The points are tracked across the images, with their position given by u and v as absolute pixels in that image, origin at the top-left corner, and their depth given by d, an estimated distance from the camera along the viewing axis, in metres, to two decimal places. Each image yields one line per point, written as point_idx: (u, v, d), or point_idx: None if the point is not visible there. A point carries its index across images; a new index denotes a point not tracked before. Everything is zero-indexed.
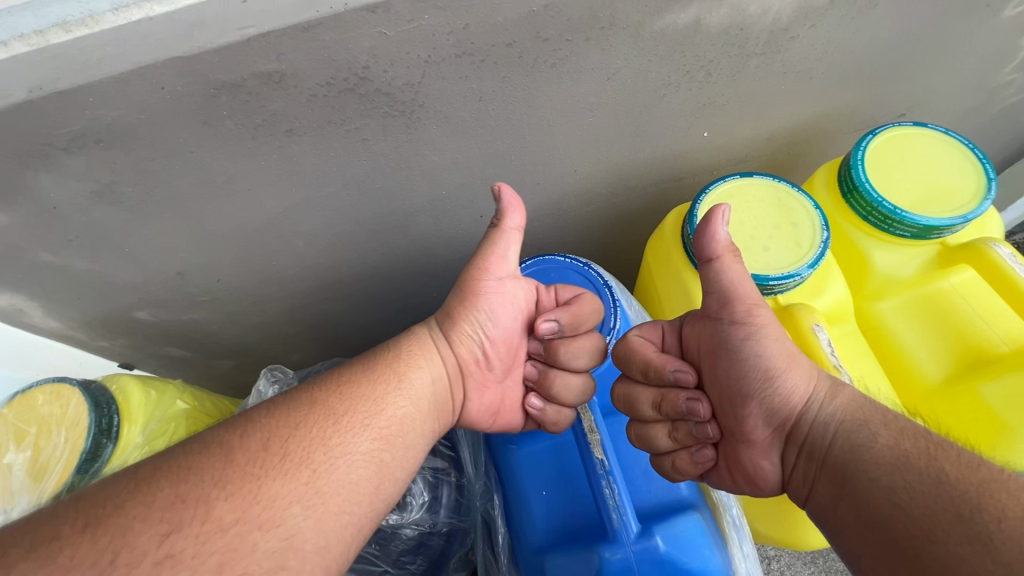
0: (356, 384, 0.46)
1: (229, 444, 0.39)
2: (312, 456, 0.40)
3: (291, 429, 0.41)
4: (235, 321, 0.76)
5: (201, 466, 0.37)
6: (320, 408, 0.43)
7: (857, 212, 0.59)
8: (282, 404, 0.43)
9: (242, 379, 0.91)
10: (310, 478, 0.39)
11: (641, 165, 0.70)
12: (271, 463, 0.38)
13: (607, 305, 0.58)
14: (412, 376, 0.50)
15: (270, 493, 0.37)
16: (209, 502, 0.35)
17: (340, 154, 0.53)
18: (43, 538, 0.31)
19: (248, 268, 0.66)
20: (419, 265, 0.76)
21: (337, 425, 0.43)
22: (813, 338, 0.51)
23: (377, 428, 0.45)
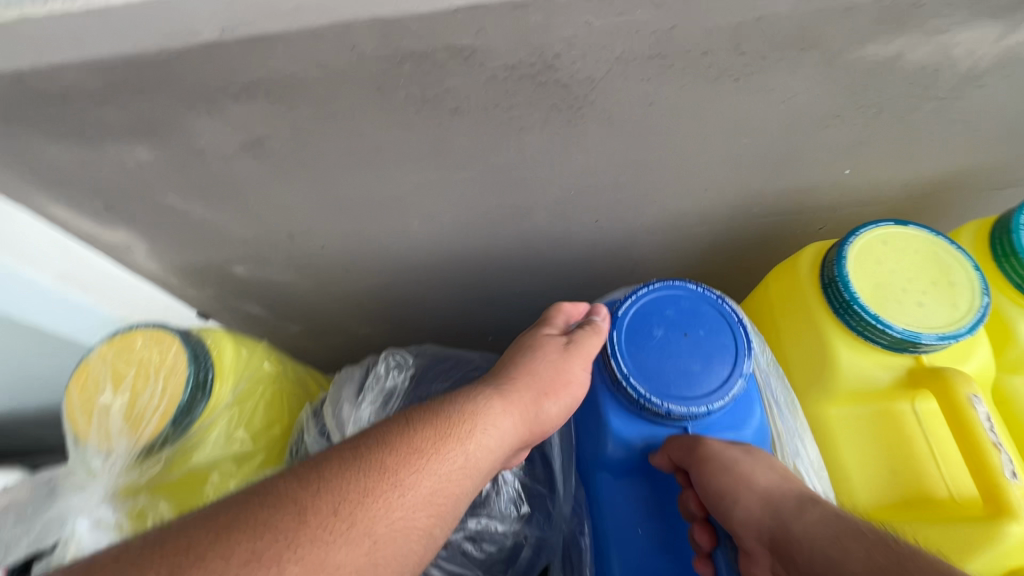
0: (421, 440, 0.41)
1: (302, 501, 0.35)
2: (374, 526, 0.36)
3: (356, 489, 0.36)
4: (321, 288, 0.75)
5: (275, 523, 0.33)
6: (384, 469, 0.38)
7: (1009, 278, 0.56)
8: (337, 460, 0.38)
9: (306, 345, 0.90)
10: (372, 550, 0.35)
11: (770, 194, 0.67)
12: (332, 532, 0.34)
13: (741, 345, 0.54)
14: (476, 447, 0.44)
15: (336, 561, 0.34)
16: (281, 561, 0.32)
17: (492, 139, 0.51)
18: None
19: (355, 238, 0.64)
20: (516, 259, 0.74)
21: (400, 494, 0.38)
22: (971, 411, 0.48)
23: (433, 497, 0.39)
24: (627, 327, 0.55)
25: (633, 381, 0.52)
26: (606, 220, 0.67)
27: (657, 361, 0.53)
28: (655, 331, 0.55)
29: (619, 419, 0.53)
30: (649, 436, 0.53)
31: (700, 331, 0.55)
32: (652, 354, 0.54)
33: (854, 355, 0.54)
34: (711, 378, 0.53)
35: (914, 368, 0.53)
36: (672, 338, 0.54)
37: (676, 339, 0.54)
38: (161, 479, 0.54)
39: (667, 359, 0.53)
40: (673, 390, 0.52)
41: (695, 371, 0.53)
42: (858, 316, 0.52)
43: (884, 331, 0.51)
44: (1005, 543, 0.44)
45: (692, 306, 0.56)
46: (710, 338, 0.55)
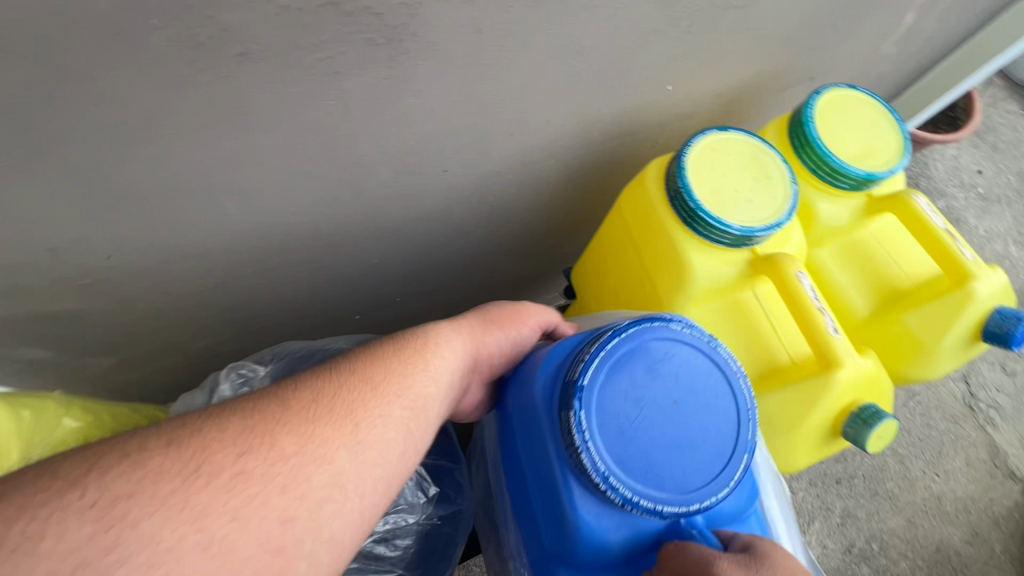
0: (393, 346, 0.44)
1: (288, 397, 0.37)
2: (355, 413, 0.37)
3: (331, 385, 0.38)
4: (126, 308, 0.60)
5: (262, 408, 0.35)
6: (362, 370, 0.40)
7: (807, 165, 0.65)
8: (314, 371, 0.39)
9: (130, 378, 0.73)
10: (355, 432, 0.36)
11: (609, 119, 0.68)
12: (311, 415, 0.36)
13: (743, 408, 0.46)
14: (439, 356, 0.45)
15: (323, 439, 0.35)
16: (277, 434, 0.34)
17: (303, 90, 0.42)
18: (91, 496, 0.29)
19: (154, 237, 0.51)
20: (368, 227, 0.66)
21: (377, 389, 0.40)
22: (797, 284, 0.56)
23: (408, 393, 0.41)
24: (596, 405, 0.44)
25: (615, 482, 0.43)
26: (456, 168, 0.62)
27: (638, 445, 0.44)
28: (629, 401, 0.45)
29: (589, 517, 0.44)
30: (628, 537, 0.44)
31: (690, 394, 0.46)
32: (633, 438, 0.44)
33: (702, 258, 0.58)
34: (706, 461, 0.45)
35: (751, 259, 0.59)
36: (654, 408, 0.45)
37: (662, 408, 0.45)
38: None
39: (650, 441, 0.44)
40: (665, 483, 0.44)
41: (686, 456, 0.45)
42: (703, 221, 0.56)
43: (724, 231, 0.56)
44: (836, 386, 0.54)
45: (672, 356, 0.47)
46: (701, 402, 0.46)
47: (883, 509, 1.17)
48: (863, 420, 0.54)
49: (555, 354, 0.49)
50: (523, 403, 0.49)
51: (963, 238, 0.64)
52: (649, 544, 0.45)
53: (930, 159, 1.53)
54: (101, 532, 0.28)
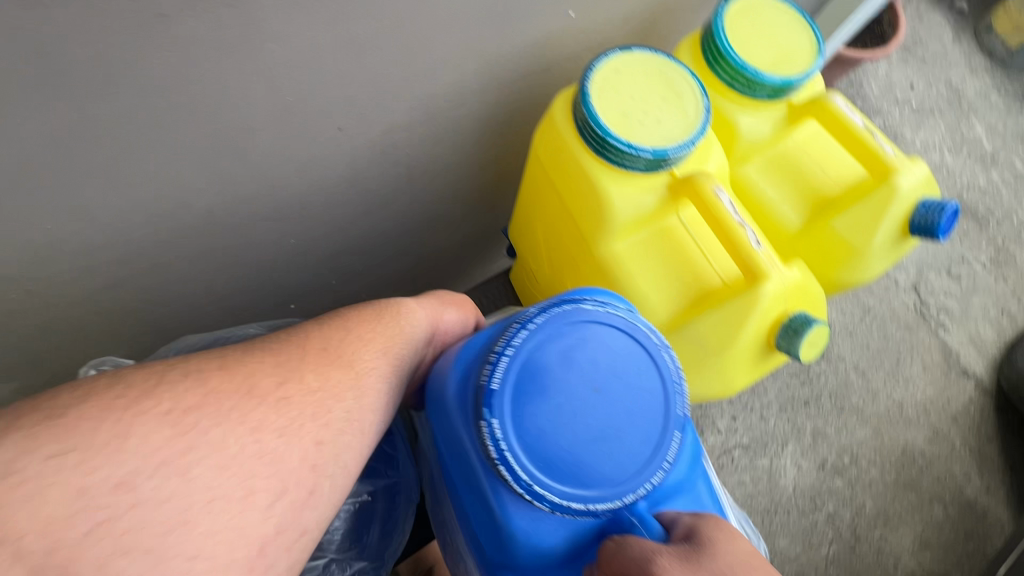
0: (374, 309, 0.48)
1: (300, 343, 0.41)
2: (358, 359, 0.43)
3: (335, 335, 0.43)
4: (6, 323, 0.54)
5: (288, 349, 0.40)
6: (356, 325, 0.45)
7: (722, 79, 0.62)
8: (310, 325, 0.44)
9: (43, 404, 0.68)
10: (360, 375, 0.42)
11: (514, 57, 0.63)
12: (325, 361, 0.41)
13: (669, 382, 0.43)
14: (420, 312, 0.50)
15: (335, 383, 0.40)
16: (303, 372, 0.39)
17: (127, 37, 0.37)
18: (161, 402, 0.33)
19: (10, 234, 0.46)
20: (270, 206, 0.61)
21: (370, 342, 0.44)
22: (717, 202, 0.53)
23: (397, 346, 0.46)
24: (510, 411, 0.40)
25: (541, 489, 0.40)
26: (352, 126, 0.57)
27: (566, 447, 0.40)
28: (547, 397, 0.41)
29: (524, 521, 0.41)
30: (569, 534, 0.42)
31: (613, 379, 0.42)
32: (560, 441, 0.40)
33: (618, 187, 0.55)
34: (635, 448, 0.41)
35: (670, 183, 0.56)
36: (575, 401, 0.41)
37: (582, 399, 0.41)
38: None
39: (575, 438, 0.40)
40: (596, 480, 0.40)
41: (618, 450, 0.41)
42: (614, 147, 0.53)
43: (636, 156, 0.53)
44: (764, 300, 0.52)
45: (586, 337, 0.42)
46: (625, 383, 0.42)
47: (851, 423, 1.20)
48: (793, 330, 0.53)
49: (469, 349, 0.45)
50: (437, 408, 0.45)
51: (881, 134, 0.63)
52: (592, 538, 0.43)
53: (865, 78, 1.53)
54: (177, 435, 0.33)
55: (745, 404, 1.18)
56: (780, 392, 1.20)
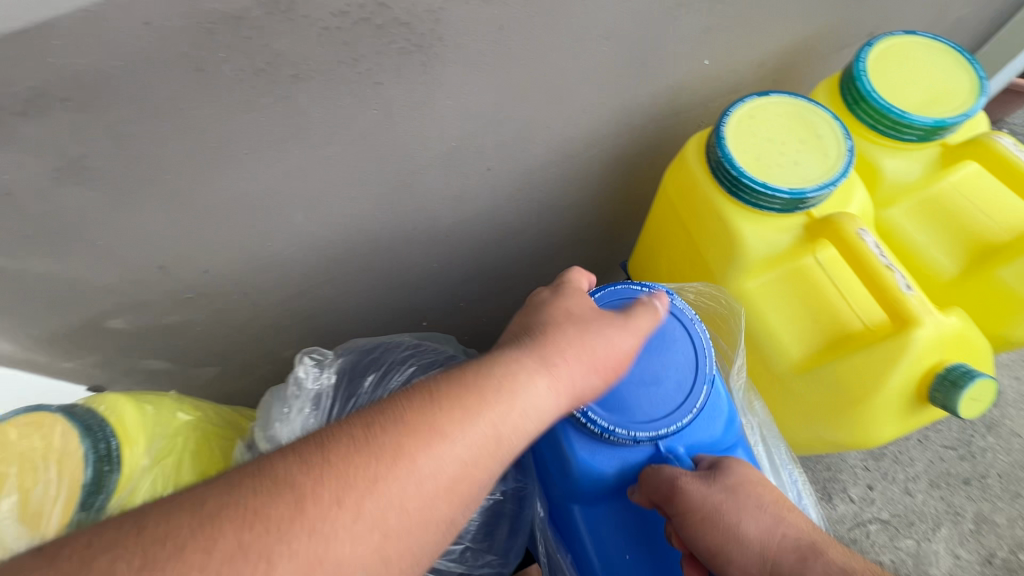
0: (436, 420, 0.36)
1: (301, 489, 0.32)
2: (381, 515, 0.33)
3: (365, 478, 0.33)
4: (222, 319, 0.68)
5: (332, 450, 0.34)
6: (393, 460, 0.34)
7: (865, 121, 0.61)
8: (335, 455, 0.34)
9: (229, 388, 0.82)
10: (381, 542, 0.33)
11: (647, 102, 0.68)
12: (331, 522, 0.32)
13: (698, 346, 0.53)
14: (516, 420, 0.39)
15: (339, 556, 0.31)
16: (272, 559, 0.30)
17: (350, 101, 0.47)
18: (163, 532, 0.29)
19: (240, 250, 0.58)
20: (423, 231, 0.70)
21: (405, 486, 0.34)
22: (860, 243, 0.52)
23: (449, 483, 0.35)
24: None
25: (594, 416, 0.49)
26: (499, 166, 0.65)
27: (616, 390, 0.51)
28: None
29: (586, 453, 0.50)
30: (621, 465, 0.50)
31: (652, 341, 0.53)
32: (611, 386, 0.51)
33: (752, 227, 0.56)
34: (669, 393, 0.51)
35: (807, 223, 0.56)
36: None
37: None
38: None
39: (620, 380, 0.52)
40: (639, 416, 0.50)
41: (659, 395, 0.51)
42: (749, 188, 0.54)
43: (773, 196, 0.54)
44: (916, 347, 0.49)
45: None
46: (663, 344, 0.53)
47: None
48: (951, 381, 0.49)
49: None
50: None
51: None
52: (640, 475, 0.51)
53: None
54: None
55: (886, 473, 1.05)
56: (930, 464, 1.06)
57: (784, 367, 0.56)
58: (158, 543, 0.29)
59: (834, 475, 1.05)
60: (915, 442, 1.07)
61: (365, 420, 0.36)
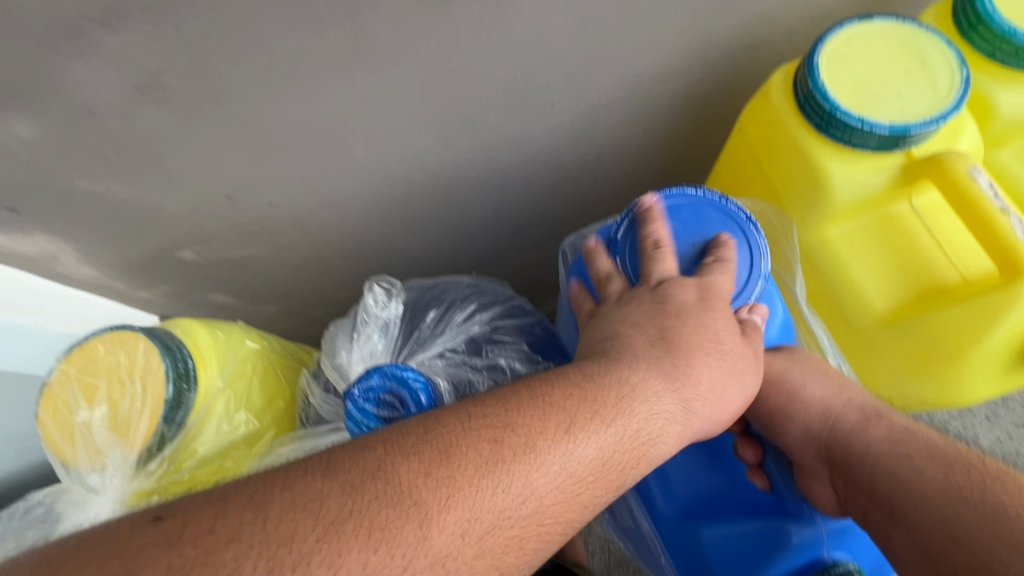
0: (565, 445, 0.36)
1: (430, 514, 0.32)
2: (501, 542, 0.33)
3: (493, 503, 0.33)
4: (284, 256, 0.69)
5: (456, 469, 0.34)
6: (521, 484, 0.34)
7: (981, 49, 0.54)
8: (465, 475, 0.34)
9: (292, 325, 0.85)
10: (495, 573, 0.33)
11: (728, 34, 0.62)
12: (459, 549, 0.32)
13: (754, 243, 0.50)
14: (637, 459, 0.39)
15: None
16: None
17: (419, 22, 0.45)
18: (289, 533, 0.30)
19: (303, 183, 0.58)
20: (482, 173, 0.68)
21: (528, 516, 0.34)
22: (973, 183, 0.46)
23: (566, 513, 0.35)
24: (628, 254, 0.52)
25: None
26: (563, 102, 0.62)
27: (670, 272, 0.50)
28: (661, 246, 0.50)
29: None
30: None
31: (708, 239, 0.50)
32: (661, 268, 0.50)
33: (842, 166, 0.51)
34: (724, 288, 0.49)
35: (906, 165, 0.51)
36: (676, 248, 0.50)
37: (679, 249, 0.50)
38: (173, 477, 0.50)
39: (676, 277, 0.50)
40: None
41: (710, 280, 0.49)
42: (843, 123, 0.50)
43: (869, 131, 0.49)
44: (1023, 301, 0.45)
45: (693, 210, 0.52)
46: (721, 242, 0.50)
47: None
48: None
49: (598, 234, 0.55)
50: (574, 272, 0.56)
51: None
52: None
53: None
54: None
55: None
56: (997, 442, 1.00)
57: (866, 320, 0.52)
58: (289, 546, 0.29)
59: None
60: (981, 418, 1.02)
61: (490, 438, 0.35)
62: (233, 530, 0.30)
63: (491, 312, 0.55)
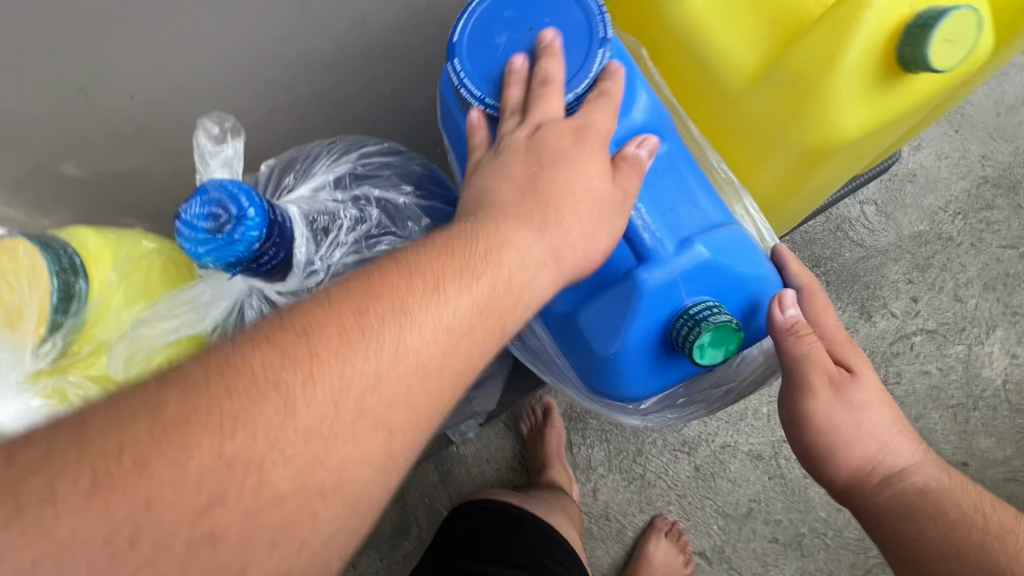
0: (431, 298, 0.32)
1: (290, 389, 0.28)
2: (379, 406, 0.30)
3: (361, 364, 0.30)
4: (180, 167, 0.67)
5: (318, 343, 0.29)
6: (383, 340, 0.30)
7: None
8: (327, 347, 0.29)
9: None
10: (385, 441, 0.30)
11: None
12: (328, 419, 0.29)
13: (590, 15, 0.44)
14: (503, 298, 0.35)
15: (339, 457, 0.29)
16: (264, 464, 0.27)
17: None
18: (118, 444, 0.26)
19: (154, 67, 0.56)
20: (356, 41, 0.62)
21: (403, 367, 0.31)
22: None
23: (442, 361, 0.32)
24: (471, 54, 0.45)
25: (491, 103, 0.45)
26: None
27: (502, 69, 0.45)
28: (502, 41, 0.45)
29: None
30: None
31: (545, 20, 0.45)
32: (496, 66, 0.45)
33: None
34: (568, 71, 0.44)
35: None
36: (517, 41, 0.45)
37: (519, 42, 0.45)
38: (71, 360, 0.52)
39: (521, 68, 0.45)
40: None
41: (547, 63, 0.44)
42: None
43: None
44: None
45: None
46: (556, 22, 0.45)
47: None
48: (920, 29, 0.40)
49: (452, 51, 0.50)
50: (442, 101, 0.52)
51: None
52: None
53: None
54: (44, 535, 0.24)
55: (932, 282, 0.93)
56: (984, 268, 0.93)
57: (737, 83, 0.49)
58: (96, 448, 0.26)
59: (874, 294, 0.93)
60: (967, 247, 0.94)
61: (355, 308, 0.31)
62: (51, 458, 0.25)
63: (357, 155, 0.53)
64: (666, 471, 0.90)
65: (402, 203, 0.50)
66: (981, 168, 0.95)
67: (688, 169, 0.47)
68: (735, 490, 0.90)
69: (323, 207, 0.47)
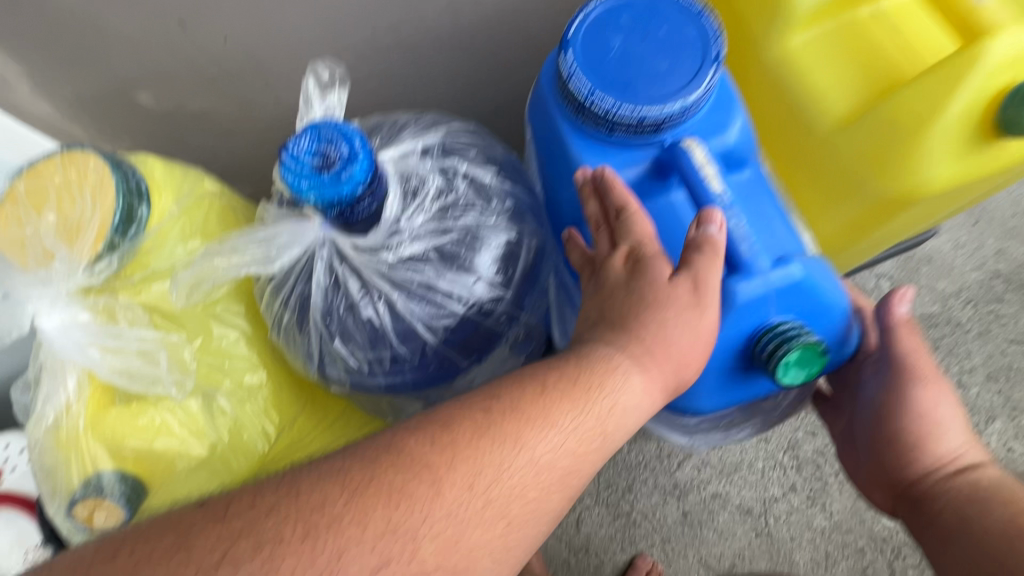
0: (554, 405, 0.35)
1: (434, 469, 0.32)
2: (507, 503, 0.33)
3: (491, 454, 0.33)
4: (246, 118, 0.67)
5: (458, 432, 0.33)
6: (506, 442, 0.33)
7: None
8: (466, 438, 0.33)
9: None
10: (507, 531, 0.33)
11: None
12: (466, 504, 0.32)
13: (709, 35, 0.45)
14: (614, 410, 0.36)
15: (470, 542, 0.32)
16: (416, 539, 0.31)
17: None
18: (317, 503, 0.30)
19: (254, 17, 0.56)
20: (447, 27, 0.63)
21: (529, 463, 0.34)
22: None
23: (558, 461, 0.34)
24: (585, 48, 0.46)
25: (600, 97, 0.44)
26: None
27: (615, 67, 0.45)
28: (618, 41, 0.46)
29: (589, 150, 0.47)
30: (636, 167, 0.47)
31: (663, 30, 0.46)
32: (609, 63, 0.45)
33: None
34: (681, 80, 0.44)
35: None
36: (632, 44, 0.46)
37: (634, 45, 0.46)
38: (121, 282, 0.51)
39: (635, 70, 0.45)
40: (643, 96, 0.44)
41: (661, 70, 0.45)
42: None
43: None
44: (987, 63, 0.42)
45: (648, 8, 0.46)
46: (674, 33, 0.46)
47: None
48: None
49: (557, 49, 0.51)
50: (535, 95, 0.52)
51: None
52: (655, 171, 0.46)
53: None
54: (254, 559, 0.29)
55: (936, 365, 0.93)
56: (989, 358, 0.94)
57: (828, 124, 0.50)
58: (286, 498, 0.30)
59: None
60: (974, 335, 0.94)
61: (482, 405, 0.35)
62: (270, 505, 0.30)
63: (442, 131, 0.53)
64: (653, 513, 0.88)
65: (488, 183, 0.50)
66: (995, 263, 0.96)
67: (767, 196, 0.48)
68: (720, 543, 0.86)
69: (414, 170, 0.47)
